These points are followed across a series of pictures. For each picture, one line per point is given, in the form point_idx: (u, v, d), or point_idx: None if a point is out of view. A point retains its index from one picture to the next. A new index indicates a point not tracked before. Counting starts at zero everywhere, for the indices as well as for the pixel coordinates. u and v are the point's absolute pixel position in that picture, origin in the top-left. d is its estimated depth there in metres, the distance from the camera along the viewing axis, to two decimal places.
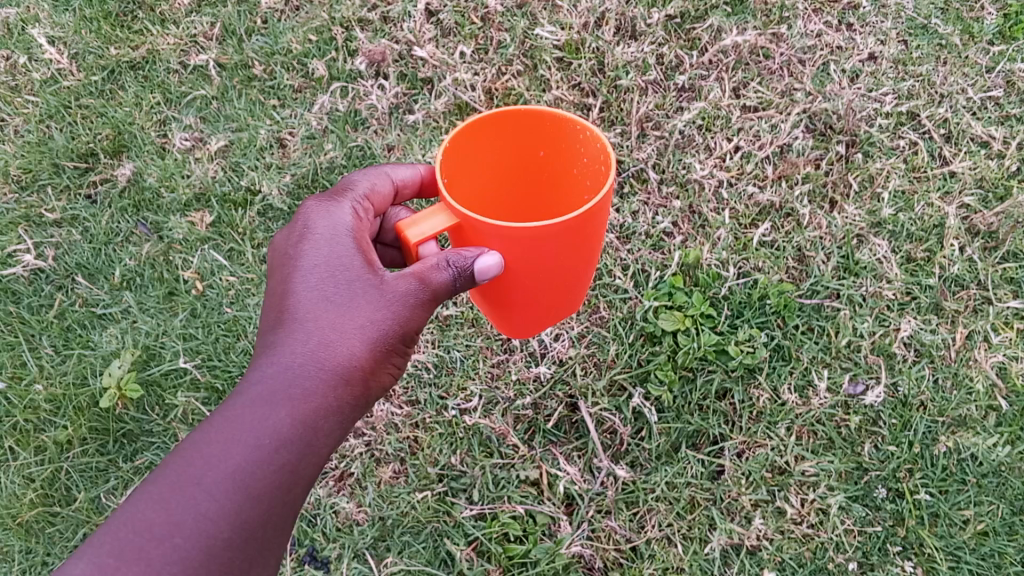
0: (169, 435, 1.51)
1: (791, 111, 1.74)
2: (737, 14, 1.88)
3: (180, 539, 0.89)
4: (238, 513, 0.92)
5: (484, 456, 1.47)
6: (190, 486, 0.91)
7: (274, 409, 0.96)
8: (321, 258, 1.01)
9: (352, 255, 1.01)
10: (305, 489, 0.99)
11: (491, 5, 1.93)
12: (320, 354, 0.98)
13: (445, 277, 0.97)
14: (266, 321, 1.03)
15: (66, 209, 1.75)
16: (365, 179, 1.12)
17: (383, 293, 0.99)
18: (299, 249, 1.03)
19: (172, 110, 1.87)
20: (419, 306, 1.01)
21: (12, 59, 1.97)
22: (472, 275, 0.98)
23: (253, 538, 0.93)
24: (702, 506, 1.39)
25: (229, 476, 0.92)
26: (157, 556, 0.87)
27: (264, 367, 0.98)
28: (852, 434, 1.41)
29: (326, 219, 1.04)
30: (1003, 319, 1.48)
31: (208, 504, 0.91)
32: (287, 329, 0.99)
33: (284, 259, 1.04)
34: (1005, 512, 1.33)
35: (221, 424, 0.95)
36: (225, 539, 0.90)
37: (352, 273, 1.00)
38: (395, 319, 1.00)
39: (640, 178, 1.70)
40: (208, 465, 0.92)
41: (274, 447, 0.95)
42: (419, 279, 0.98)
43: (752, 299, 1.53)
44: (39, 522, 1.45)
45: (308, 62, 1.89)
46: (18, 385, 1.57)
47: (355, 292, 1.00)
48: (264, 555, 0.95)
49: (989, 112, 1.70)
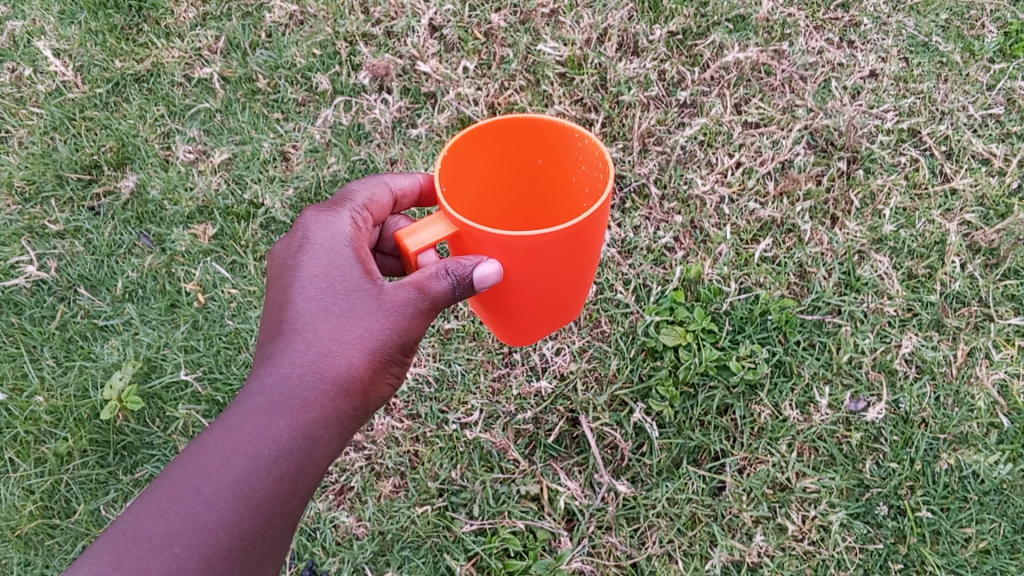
0: (169, 447, 1.51)
1: (793, 127, 1.74)
2: (739, 31, 1.88)
3: (179, 548, 0.89)
4: (236, 523, 0.92)
5: (484, 470, 1.47)
6: (189, 495, 0.91)
7: (274, 419, 0.96)
8: (320, 268, 1.01)
9: (350, 265, 1.02)
10: (304, 500, 0.99)
11: (495, 20, 1.94)
12: (319, 364, 0.98)
13: (444, 285, 0.98)
14: (266, 331, 1.03)
15: (69, 221, 1.76)
16: (364, 188, 1.13)
17: (381, 303, 0.99)
18: (298, 259, 1.03)
19: (176, 123, 1.87)
20: (418, 316, 1.00)
21: (17, 71, 1.98)
22: (471, 283, 0.98)
23: (252, 548, 0.93)
24: (703, 522, 1.39)
25: (228, 486, 0.92)
26: (156, 565, 0.87)
27: (264, 377, 0.98)
28: (853, 450, 1.41)
29: (324, 228, 1.04)
30: (1004, 336, 1.48)
31: (208, 514, 0.91)
32: (286, 338, 0.99)
33: (283, 270, 1.05)
34: (1007, 530, 1.33)
35: (221, 434, 0.95)
36: (224, 549, 0.91)
37: (352, 283, 1.01)
38: (393, 329, 1.00)
39: (641, 194, 1.70)
40: (208, 476, 0.93)
41: (273, 458, 0.95)
42: (418, 289, 0.98)
43: (753, 314, 1.53)
44: (38, 534, 1.46)
45: (312, 76, 1.90)
46: (19, 396, 1.57)
47: (354, 303, 1.00)
48: (263, 565, 0.95)
49: (990, 129, 1.71)
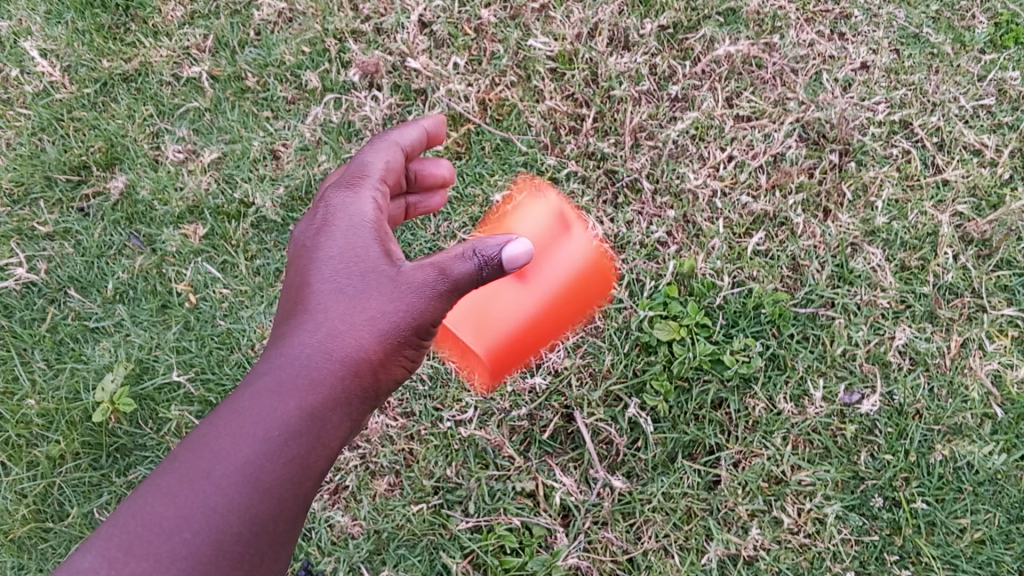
0: (162, 449, 1.58)
1: (784, 120, 1.66)
2: (729, 25, 1.74)
3: (190, 533, 0.90)
4: (248, 507, 0.93)
5: (479, 467, 1.49)
6: (199, 479, 0.93)
7: (286, 399, 0.99)
8: (338, 250, 1.06)
9: (369, 247, 1.07)
10: (316, 483, 1.01)
11: (485, 15, 1.77)
12: (331, 346, 1.02)
13: (469, 266, 1.03)
14: (283, 312, 1.08)
15: (59, 222, 1.73)
16: (380, 162, 1.18)
17: (398, 285, 1.04)
18: (318, 241, 1.09)
19: (165, 123, 1.78)
20: (436, 298, 1.04)
21: (3, 71, 1.83)
22: (497, 264, 1.05)
23: (264, 533, 0.94)
24: (699, 516, 1.45)
25: (239, 467, 0.94)
26: (167, 550, 0.89)
27: (276, 358, 1.02)
28: (848, 443, 1.47)
29: (344, 211, 1.10)
30: (997, 327, 1.52)
31: (218, 498, 0.92)
32: (302, 320, 1.04)
33: (303, 251, 1.10)
34: (1001, 520, 1.43)
35: (233, 415, 0.98)
36: (235, 534, 0.92)
37: (369, 265, 1.05)
38: (409, 311, 1.03)
39: (633, 188, 1.64)
40: (219, 458, 0.94)
41: (284, 439, 0.97)
42: (439, 270, 1.03)
43: (747, 308, 1.54)
44: (31, 538, 1.55)
45: (301, 73, 1.78)
46: (10, 400, 1.62)
47: (369, 285, 1.04)
48: (276, 550, 0.96)
49: (981, 120, 1.66)
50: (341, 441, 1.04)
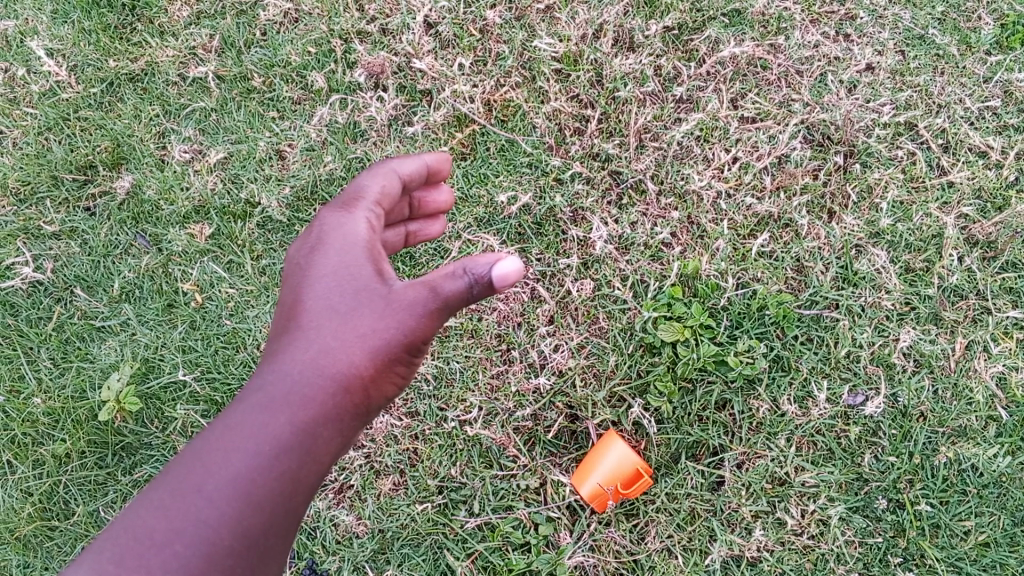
0: (168, 448, 1.61)
1: (789, 121, 1.66)
2: (735, 26, 1.71)
3: (180, 546, 0.92)
4: (239, 520, 0.95)
5: (484, 467, 1.52)
6: (190, 492, 0.95)
7: (276, 416, 1.00)
8: (331, 267, 1.08)
9: (361, 265, 1.08)
10: (307, 496, 1.02)
11: (490, 16, 1.75)
12: (323, 362, 1.03)
13: (460, 284, 1.03)
14: (276, 329, 1.09)
15: (65, 221, 1.74)
16: (376, 184, 1.20)
17: (390, 302, 1.05)
18: (310, 259, 1.10)
19: (171, 122, 1.78)
20: (428, 316, 1.05)
21: (11, 71, 1.82)
22: (489, 282, 1.04)
23: (254, 545, 0.96)
24: (702, 517, 1.48)
25: (229, 482, 0.96)
26: (158, 562, 0.91)
27: (268, 374, 1.03)
28: (852, 444, 1.48)
29: (336, 230, 1.11)
30: (1003, 329, 1.52)
31: (209, 511, 0.94)
32: (294, 336, 1.05)
33: (297, 269, 1.12)
34: (1006, 523, 1.45)
35: (224, 430, 0.99)
36: (225, 546, 0.94)
37: (360, 282, 1.07)
38: (401, 328, 1.04)
39: (638, 189, 1.65)
40: (210, 472, 0.96)
41: (275, 454, 0.98)
42: (430, 288, 1.04)
43: (751, 309, 1.53)
44: (37, 536, 1.59)
45: (307, 74, 1.78)
46: (17, 398, 1.65)
47: (360, 302, 1.05)
48: (266, 561, 0.98)
49: (986, 122, 1.64)
50: (333, 456, 1.06)
